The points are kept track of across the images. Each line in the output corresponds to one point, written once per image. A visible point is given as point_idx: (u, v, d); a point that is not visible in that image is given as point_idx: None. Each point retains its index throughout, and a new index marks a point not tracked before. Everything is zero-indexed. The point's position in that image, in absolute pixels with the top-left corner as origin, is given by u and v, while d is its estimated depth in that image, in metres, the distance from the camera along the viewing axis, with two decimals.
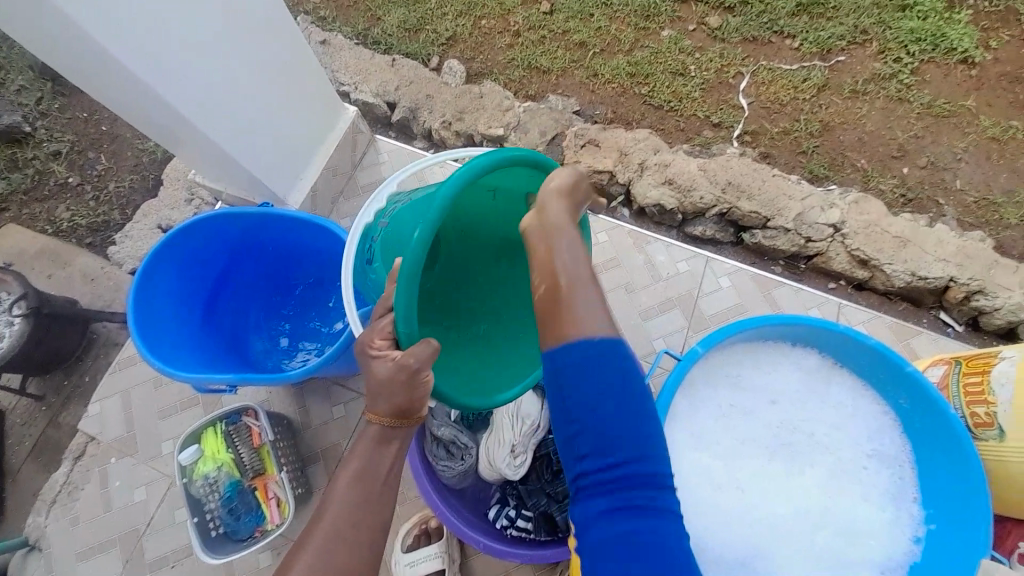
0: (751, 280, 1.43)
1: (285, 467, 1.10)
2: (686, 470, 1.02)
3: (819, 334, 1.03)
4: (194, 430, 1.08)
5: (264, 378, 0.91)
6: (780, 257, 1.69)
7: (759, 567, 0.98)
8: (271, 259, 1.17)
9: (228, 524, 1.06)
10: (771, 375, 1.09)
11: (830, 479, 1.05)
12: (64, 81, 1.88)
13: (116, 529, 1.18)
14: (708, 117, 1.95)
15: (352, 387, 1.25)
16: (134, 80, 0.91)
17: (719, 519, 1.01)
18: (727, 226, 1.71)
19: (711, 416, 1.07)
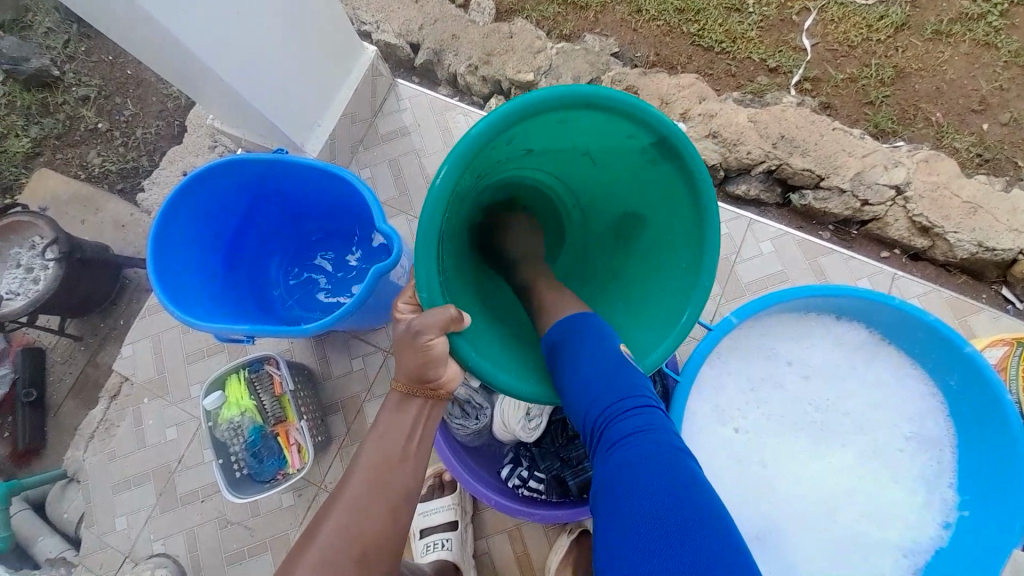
0: (796, 245, 1.31)
1: (305, 415, 1.12)
2: (705, 443, 0.96)
3: (866, 307, 0.94)
4: (217, 376, 1.10)
5: (278, 330, 0.89)
6: (831, 222, 1.55)
7: (771, 541, 0.93)
8: (288, 209, 1.13)
9: (253, 466, 1.10)
10: (806, 349, 1.01)
11: (860, 459, 0.98)
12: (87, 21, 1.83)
13: (153, 463, 1.25)
14: (763, 61, 1.74)
15: (372, 342, 1.25)
16: (139, 15, 0.84)
17: (739, 494, 0.94)
18: (774, 186, 1.56)
19: (739, 389, 1.00)
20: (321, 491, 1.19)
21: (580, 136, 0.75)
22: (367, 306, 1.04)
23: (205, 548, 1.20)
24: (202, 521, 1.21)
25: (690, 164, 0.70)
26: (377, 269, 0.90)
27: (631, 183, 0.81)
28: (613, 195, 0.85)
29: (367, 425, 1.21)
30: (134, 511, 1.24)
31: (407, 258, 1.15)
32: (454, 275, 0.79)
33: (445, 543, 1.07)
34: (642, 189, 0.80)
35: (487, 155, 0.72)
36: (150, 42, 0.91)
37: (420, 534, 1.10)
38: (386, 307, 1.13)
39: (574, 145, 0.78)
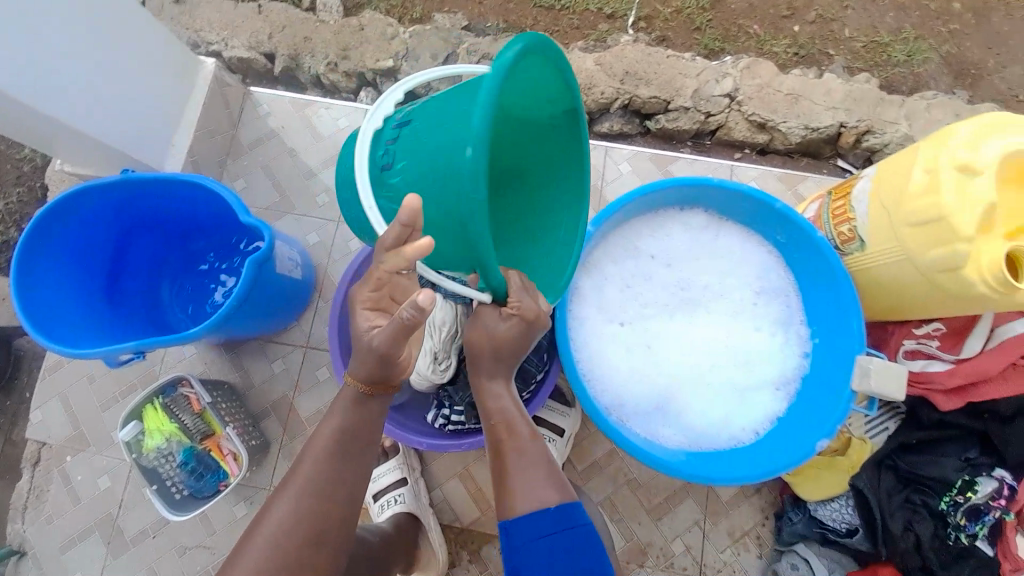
0: (649, 161, 1.47)
1: (231, 423, 1.15)
2: (596, 340, 1.09)
3: (699, 191, 1.10)
4: (132, 408, 1.10)
5: (168, 339, 0.91)
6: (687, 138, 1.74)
7: (671, 407, 1.08)
8: (162, 231, 1.14)
9: (192, 485, 1.12)
10: (666, 241, 1.15)
11: (731, 319, 1.13)
12: None
13: (93, 517, 1.23)
14: (600, 10, 1.90)
15: (287, 342, 1.29)
16: None
17: (636, 375, 1.09)
18: (632, 117, 1.72)
19: (617, 290, 1.13)
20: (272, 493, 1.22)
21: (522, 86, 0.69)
22: (262, 301, 1.08)
23: None
24: (158, 557, 1.22)
25: (581, 137, 0.79)
26: (253, 259, 0.95)
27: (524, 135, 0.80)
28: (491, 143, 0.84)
29: (302, 420, 1.26)
30: (85, 569, 1.22)
31: (295, 252, 1.19)
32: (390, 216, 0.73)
33: (398, 498, 1.16)
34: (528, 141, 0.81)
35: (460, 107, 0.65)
36: None
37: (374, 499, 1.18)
38: (285, 301, 1.17)
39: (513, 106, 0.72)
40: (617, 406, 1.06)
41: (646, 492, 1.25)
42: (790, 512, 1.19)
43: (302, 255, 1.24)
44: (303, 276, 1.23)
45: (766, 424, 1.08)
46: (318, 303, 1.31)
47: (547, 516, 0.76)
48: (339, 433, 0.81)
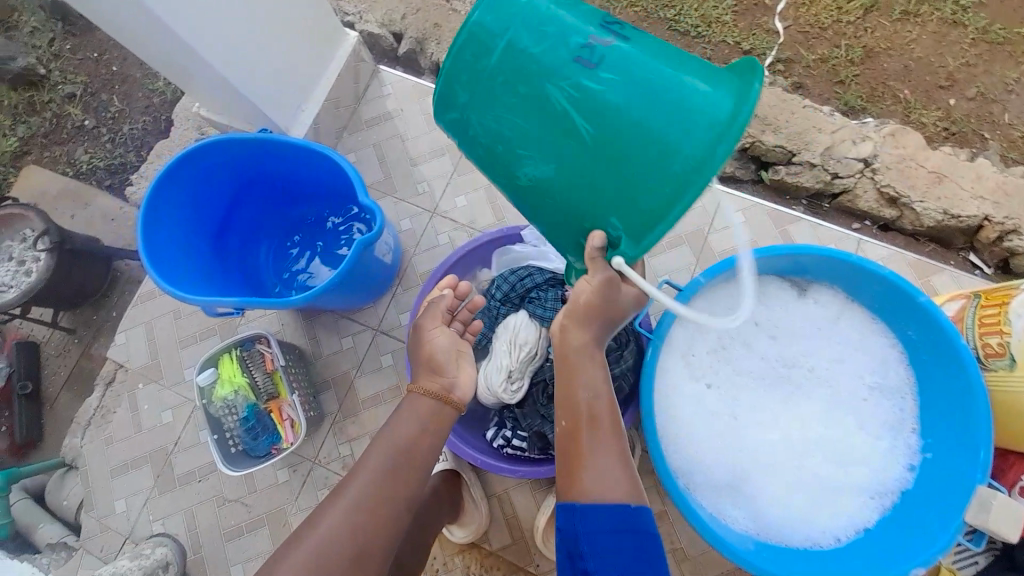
0: (768, 216, 1.29)
1: (296, 390, 1.16)
2: (679, 396, 1.00)
3: (829, 264, 0.99)
4: (211, 354, 1.14)
5: (268, 303, 0.92)
6: (803, 196, 1.59)
7: (746, 488, 0.97)
8: (275, 192, 1.17)
9: (247, 442, 1.15)
10: (778, 309, 1.05)
11: (831, 408, 1.02)
12: (75, 20, 1.84)
13: (152, 446, 1.31)
14: (738, 44, 1.79)
15: (361, 321, 1.29)
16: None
17: (714, 444, 0.99)
18: (749, 163, 1.62)
19: (714, 348, 1.02)
20: (315, 465, 1.23)
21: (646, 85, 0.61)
22: (353, 282, 1.08)
23: (205, 524, 1.25)
24: (201, 501, 1.26)
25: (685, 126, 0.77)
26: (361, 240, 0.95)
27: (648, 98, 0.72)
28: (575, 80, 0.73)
29: (358, 401, 1.26)
30: (133, 493, 1.30)
31: (390, 236, 1.19)
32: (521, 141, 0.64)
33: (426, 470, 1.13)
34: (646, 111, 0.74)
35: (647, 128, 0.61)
36: (137, 26, 0.94)
37: None
38: (372, 283, 1.17)
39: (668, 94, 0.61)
40: (688, 473, 0.97)
41: (689, 565, 1.15)
42: None
43: (396, 239, 1.24)
44: (392, 261, 1.22)
45: (848, 532, 0.96)
46: (397, 289, 1.30)
47: (607, 510, 0.72)
48: (408, 445, 0.81)
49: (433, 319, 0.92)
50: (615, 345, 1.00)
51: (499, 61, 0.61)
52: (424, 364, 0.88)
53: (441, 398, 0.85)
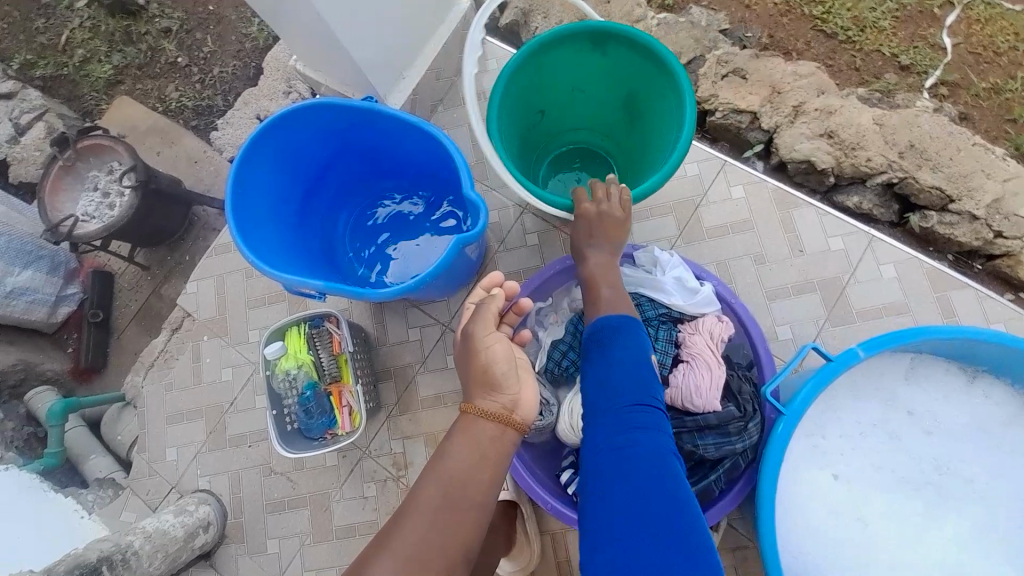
0: (924, 274, 1.08)
1: (361, 379, 1.09)
2: (796, 480, 0.84)
3: (1021, 360, 0.80)
4: (279, 326, 1.07)
5: (353, 292, 0.83)
6: (952, 251, 1.18)
7: None
8: (368, 163, 1.06)
9: (303, 421, 1.07)
10: (935, 399, 0.87)
11: (986, 533, 0.83)
12: None
13: (205, 402, 1.27)
14: (895, 56, 1.37)
15: (431, 314, 1.19)
16: None
17: (829, 546, 0.83)
18: (892, 202, 1.19)
19: (847, 433, 0.86)
20: (366, 456, 1.16)
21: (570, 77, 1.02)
22: (441, 280, 0.97)
23: (246, 494, 1.20)
24: (245, 468, 1.22)
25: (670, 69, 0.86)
26: (463, 238, 0.83)
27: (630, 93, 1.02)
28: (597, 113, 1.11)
29: (418, 397, 1.17)
30: (185, 444, 1.27)
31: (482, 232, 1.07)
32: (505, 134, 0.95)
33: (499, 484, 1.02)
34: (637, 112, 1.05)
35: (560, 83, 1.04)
36: None
37: None
38: (458, 281, 1.06)
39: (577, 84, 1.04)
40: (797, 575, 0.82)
41: None
42: None
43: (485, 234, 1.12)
44: (478, 258, 1.11)
45: None
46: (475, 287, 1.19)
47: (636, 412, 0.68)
48: (466, 474, 0.62)
49: (486, 324, 0.71)
50: (740, 414, 0.87)
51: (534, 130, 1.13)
52: (478, 381, 0.67)
53: (505, 421, 0.66)
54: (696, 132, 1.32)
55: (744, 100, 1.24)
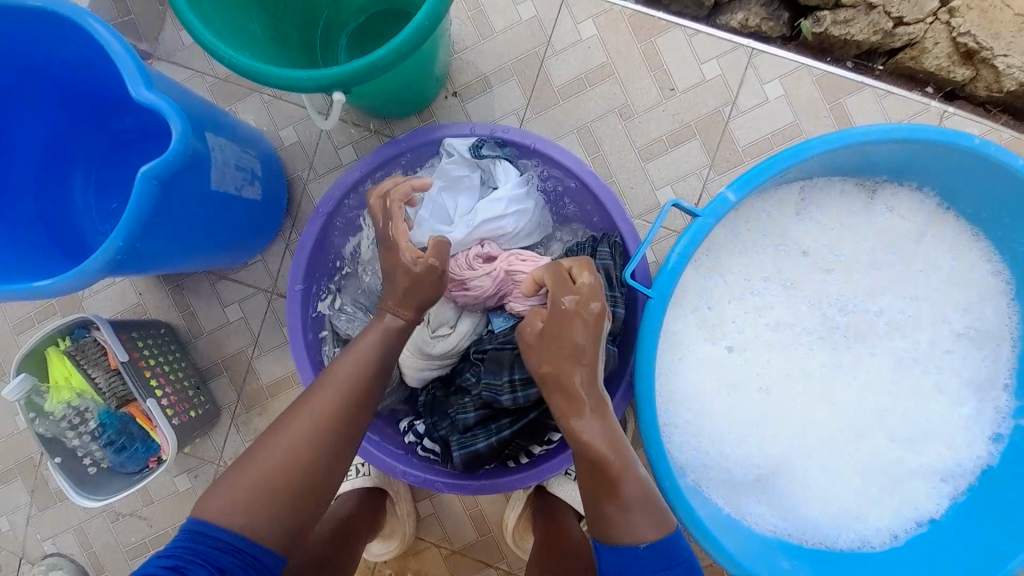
0: (816, 84, 0.89)
1: (153, 391, 0.82)
2: (686, 364, 0.70)
3: (927, 153, 0.63)
4: (28, 353, 0.79)
5: (18, 288, 0.56)
6: (850, 58, 0.90)
7: (775, 481, 0.71)
8: (61, 98, 0.76)
9: (111, 458, 0.85)
10: (835, 231, 0.71)
11: (898, 365, 0.73)
12: None
13: (16, 456, 1.01)
14: None
15: (247, 282, 0.92)
16: None
17: (733, 428, 0.70)
18: (780, 10, 0.89)
19: (739, 294, 0.70)
20: (221, 468, 0.95)
21: None
22: (203, 238, 0.71)
23: (102, 546, 0.99)
24: (89, 518, 1.00)
25: None
26: (154, 168, 0.56)
27: None
28: None
29: (262, 385, 0.94)
30: (11, 510, 1.01)
31: (251, 155, 0.78)
32: (223, 24, 0.65)
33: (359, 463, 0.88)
34: None
35: None
36: None
37: None
38: (246, 233, 0.81)
39: None
40: (697, 466, 0.70)
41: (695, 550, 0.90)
42: None
43: (266, 160, 0.83)
44: (264, 195, 0.82)
45: (909, 526, 0.72)
46: (290, 235, 0.92)
47: None
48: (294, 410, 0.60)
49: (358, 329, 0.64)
50: None
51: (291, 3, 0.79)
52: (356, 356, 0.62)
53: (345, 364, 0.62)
54: None
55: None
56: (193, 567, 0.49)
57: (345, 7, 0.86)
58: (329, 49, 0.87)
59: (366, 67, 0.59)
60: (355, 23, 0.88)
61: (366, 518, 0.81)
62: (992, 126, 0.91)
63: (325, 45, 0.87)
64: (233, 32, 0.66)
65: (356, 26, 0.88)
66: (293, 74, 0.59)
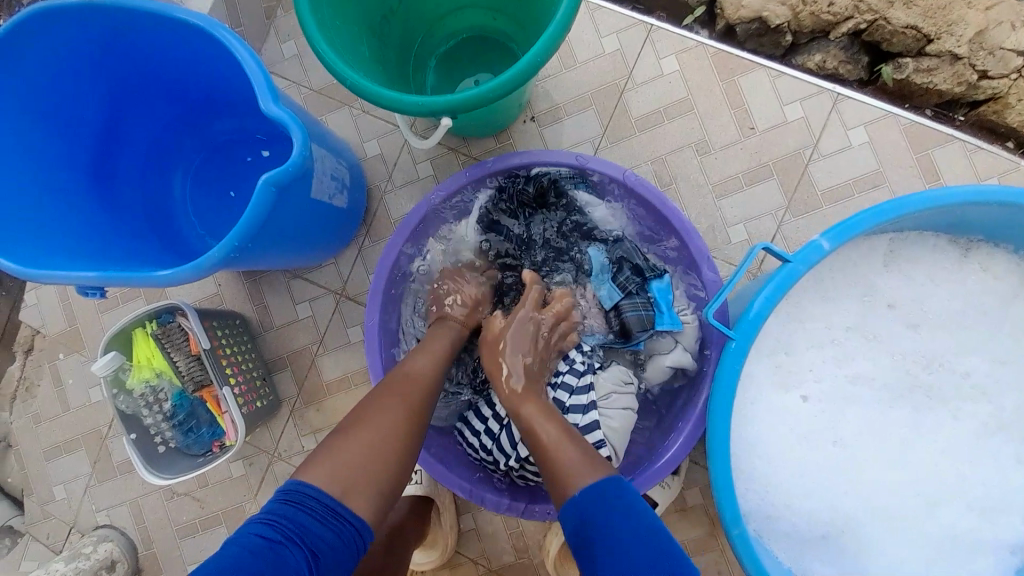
0: (901, 133, 0.88)
1: (229, 378, 0.86)
2: (755, 409, 0.68)
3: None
4: (116, 331, 0.84)
5: (136, 276, 0.60)
6: (928, 105, 0.89)
7: (840, 540, 0.69)
8: (179, 99, 0.82)
9: (181, 438, 0.88)
10: (922, 287, 0.69)
11: (980, 431, 0.70)
12: None
13: (83, 427, 1.06)
14: None
15: (319, 283, 0.96)
16: None
17: (797, 480, 0.69)
18: (860, 55, 0.88)
19: (816, 342, 0.69)
20: (275, 460, 0.98)
21: None
22: (294, 241, 0.75)
23: (153, 522, 1.03)
24: (145, 493, 1.04)
25: None
26: (274, 176, 0.59)
27: None
28: None
29: (323, 383, 0.97)
30: (72, 478, 1.07)
31: (343, 165, 0.82)
32: (343, 43, 0.70)
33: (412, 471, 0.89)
34: None
35: None
36: None
37: None
38: (330, 237, 0.84)
39: None
40: (761, 517, 0.68)
41: None
42: None
43: (353, 171, 0.86)
44: (349, 203, 0.86)
45: None
46: (363, 242, 0.96)
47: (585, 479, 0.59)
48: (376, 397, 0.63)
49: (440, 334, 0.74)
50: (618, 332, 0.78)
51: (395, 27, 0.84)
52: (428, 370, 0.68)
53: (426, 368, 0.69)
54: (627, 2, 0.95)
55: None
56: (290, 547, 0.49)
57: (440, 31, 0.90)
58: (421, 69, 0.92)
59: (477, 93, 0.62)
60: (446, 45, 0.92)
61: (416, 527, 0.83)
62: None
63: (419, 66, 0.91)
64: (349, 53, 0.70)
65: (448, 49, 0.92)
66: (408, 97, 0.62)
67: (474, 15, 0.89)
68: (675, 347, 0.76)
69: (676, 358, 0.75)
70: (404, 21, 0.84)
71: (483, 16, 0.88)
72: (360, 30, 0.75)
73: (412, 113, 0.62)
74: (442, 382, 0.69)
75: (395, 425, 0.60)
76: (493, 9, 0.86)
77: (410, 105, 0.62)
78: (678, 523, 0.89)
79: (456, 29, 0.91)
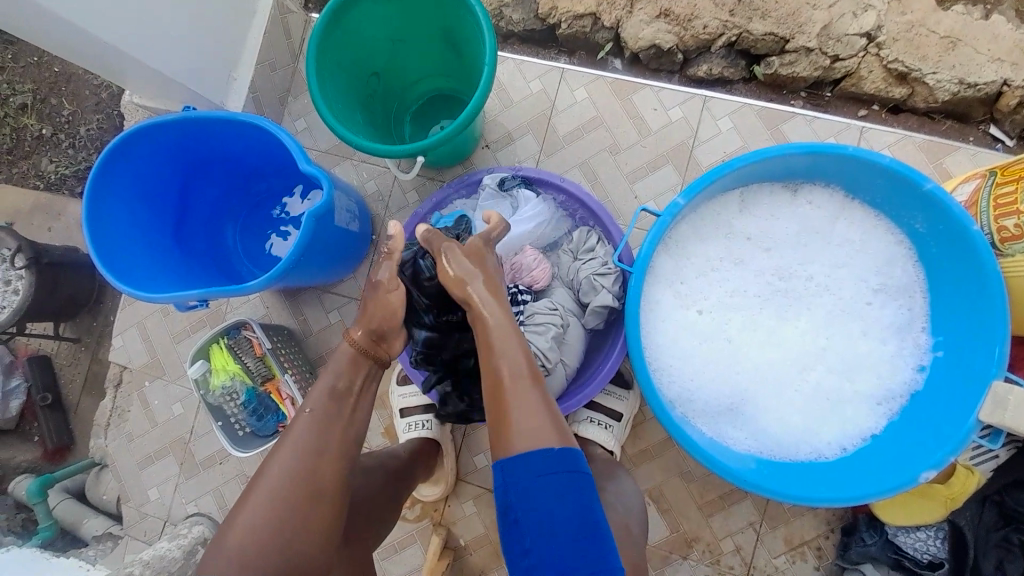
0: (755, 117, 1.18)
1: (288, 369, 1.14)
2: (666, 324, 0.96)
3: (824, 163, 0.90)
4: (199, 346, 1.13)
5: (225, 290, 0.89)
6: (801, 87, 1.18)
7: (743, 410, 0.95)
8: (228, 173, 1.13)
9: (253, 424, 1.15)
10: (771, 222, 0.98)
11: (831, 317, 0.97)
12: None
13: (168, 438, 1.33)
14: None
15: (343, 293, 1.25)
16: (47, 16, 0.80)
17: (704, 371, 0.95)
18: (738, 59, 1.18)
19: (700, 270, 0.98)
20: None
21: (373, 34, 1.04)
22: (325, 258, 1.04)
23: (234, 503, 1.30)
24: (224, 482, 1.31)
25: None
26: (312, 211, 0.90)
27: (439, 27, 1.04)
28: (421, 60, 1.15)
29: None
30: (164, 480, 1.33)
31: (352, 201, 1.12)
32: (342, 114, 1.01)
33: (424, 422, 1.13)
34: (456, 49, 1.09)
35: (371, 47, 1.06)
36: (61, 41, 0.87)
37: (400, 413, 1.15)
38: (348, 255, 1.14)
39: (391, 38, 1.07)
40: (684, 401, 0.94)
41: (699, 487, 1.13)
42: (863, 531, 1.05)
43: (360, 204, 1.17)
44: (360, 228, 1.16)
45: (856, 441, 0.93)
46: (373, 257, 1.25)
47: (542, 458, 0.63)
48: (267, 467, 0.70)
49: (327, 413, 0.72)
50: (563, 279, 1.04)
51: (377, 99, 1.16)
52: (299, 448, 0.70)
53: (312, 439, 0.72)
54: (551, 49, 1.27)
55: (581, 4, 1.19)
56: None
57: (409, 97, 1.23)
58: (398, 125, 1.23)
59: (440, 134, 0.91)
60: (415, 104, 1.24)
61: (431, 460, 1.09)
62: (905, 134, 1.17)
63: (396, 122, 1.23)
64: (348, 121, 1.01)
65: (417, 108, 1.25)
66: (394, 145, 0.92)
67: (433, 83, 1.21)
68: (601, 292, 1.00)
69: (602, 300, 1.00)
70: (383, 94, 1.17)
71: (439, 83, 1.21)
72: (353, 104, 1.07)
73: (397, 154, 0.92)
74: (317, 469, 0.70)
75: (285, 481, 0.68)
76: (446, 76, 1.19)
77: (397, 151, 0.92)
78: (641, 433, 1.15)
79: (421, 93, 1.23)
